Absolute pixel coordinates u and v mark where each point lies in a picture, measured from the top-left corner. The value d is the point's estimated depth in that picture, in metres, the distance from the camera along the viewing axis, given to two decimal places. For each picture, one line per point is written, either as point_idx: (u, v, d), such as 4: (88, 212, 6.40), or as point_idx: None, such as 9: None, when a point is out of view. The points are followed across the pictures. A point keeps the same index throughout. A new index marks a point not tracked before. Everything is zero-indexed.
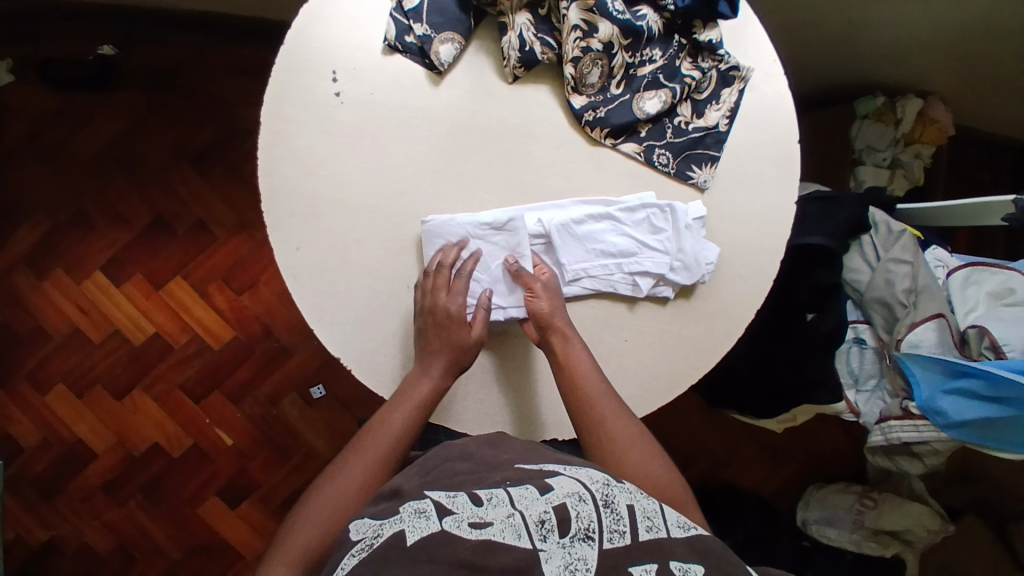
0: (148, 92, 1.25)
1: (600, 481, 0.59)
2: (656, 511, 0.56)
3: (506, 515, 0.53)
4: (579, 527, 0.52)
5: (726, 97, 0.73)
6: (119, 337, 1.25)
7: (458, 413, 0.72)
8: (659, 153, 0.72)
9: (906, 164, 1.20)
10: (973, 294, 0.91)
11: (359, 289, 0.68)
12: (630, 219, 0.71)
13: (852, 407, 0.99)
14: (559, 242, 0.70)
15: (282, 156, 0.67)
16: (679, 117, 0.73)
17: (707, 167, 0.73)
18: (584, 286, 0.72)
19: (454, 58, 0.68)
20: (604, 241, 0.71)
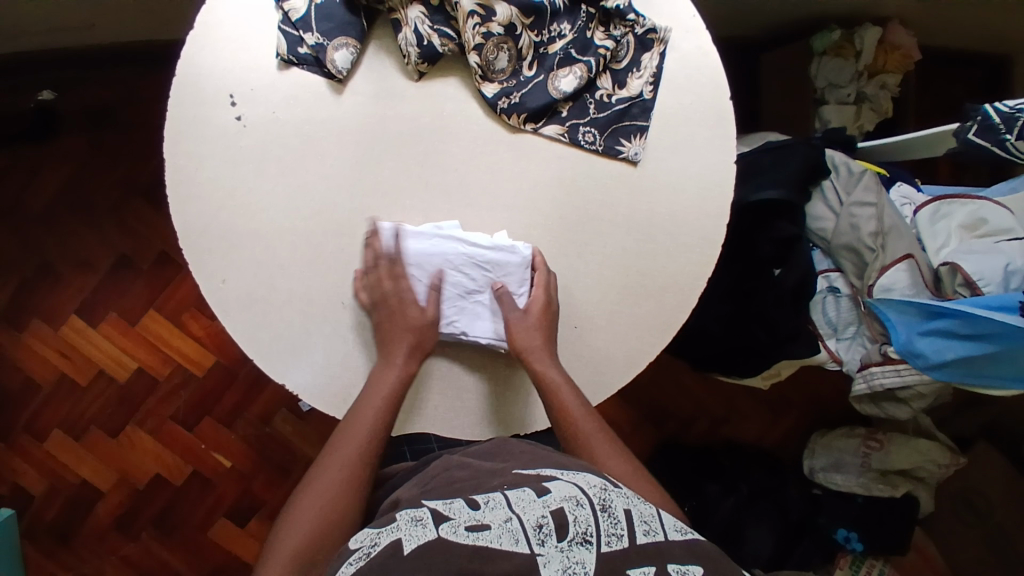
0: (91, 132, 1.24)
1: (596, 485, 0.58)
2: (653, 515, 0.55)
3: (503, 520, 0.52)
4: (577, 530, 0.51)
5: (647, 62, 0.69)
6: (104, 378, 1.26)
7: (428, 419, 0.71)
8: (584, 132, 0.69)
9: (873, 97, 1.15)
10: (943, 228, 0.87)
11: (292, 314, 0.67)
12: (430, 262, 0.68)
13: (834, 356, 0.96)
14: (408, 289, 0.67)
15: (193, 192, 0.65)
16: (600, 90, 0.69)
17: (636, 138, 0.70)
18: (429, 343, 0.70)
19: (353, 63, 0.65)
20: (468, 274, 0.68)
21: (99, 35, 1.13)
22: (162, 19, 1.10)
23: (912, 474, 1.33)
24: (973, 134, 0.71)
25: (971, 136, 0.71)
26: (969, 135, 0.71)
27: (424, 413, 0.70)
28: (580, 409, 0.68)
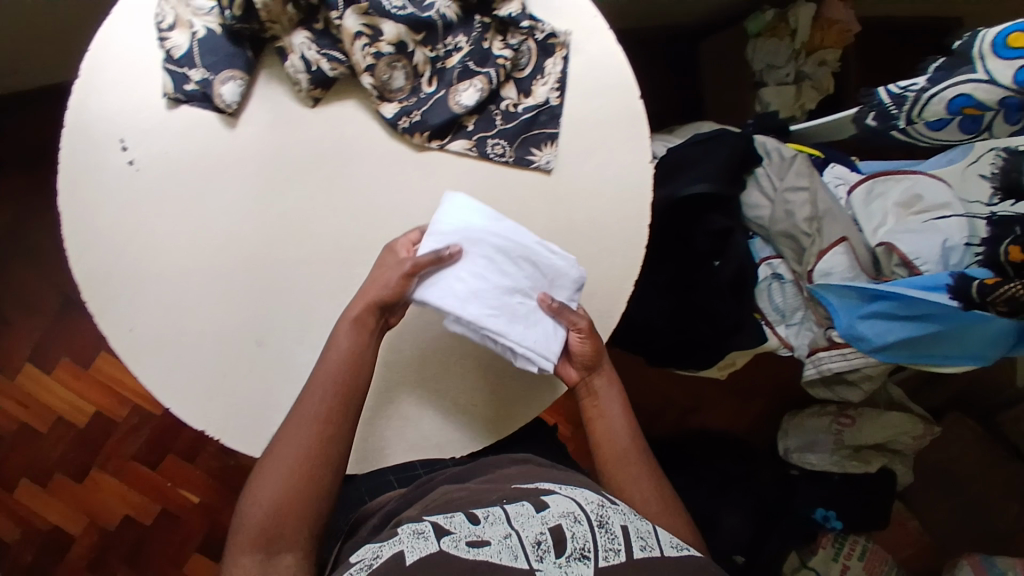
0: (27, 176, 1.22)
1: (596, 501, 0.59)
2: (650, 532, 0.56)
3: (502, 535, 0.52)
4: (575, 546, 0.51)
5: (550, 68, 0.68)
6: (63, 423, 1.24)
7: (392, 452, 0.69)
8: (492, 144, 0.68)
9: (812, 75, 1.12)
10: (879, 207, 0.85)
11: (207, 357, 0.65)
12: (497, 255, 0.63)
13: (784, 342, 0.93)
14: (475, 271, 0.62)
15: (90, 241, 0.64)
16: (505, 101, 0.68)
17: (547, 146, 0.68)
18: (466, 330, 0.63)
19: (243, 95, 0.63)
20: (528, 274, 0.64)
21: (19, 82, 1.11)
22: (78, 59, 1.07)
23: (888, 447, 1.32)
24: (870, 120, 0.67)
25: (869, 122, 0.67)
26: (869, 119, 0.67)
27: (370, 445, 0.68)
28: (626, 446, 0.69)
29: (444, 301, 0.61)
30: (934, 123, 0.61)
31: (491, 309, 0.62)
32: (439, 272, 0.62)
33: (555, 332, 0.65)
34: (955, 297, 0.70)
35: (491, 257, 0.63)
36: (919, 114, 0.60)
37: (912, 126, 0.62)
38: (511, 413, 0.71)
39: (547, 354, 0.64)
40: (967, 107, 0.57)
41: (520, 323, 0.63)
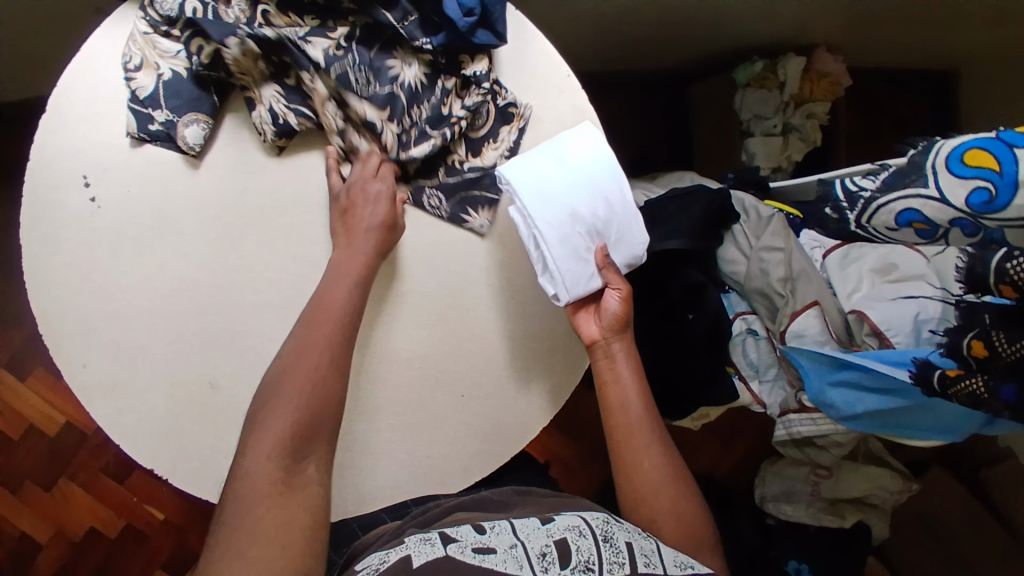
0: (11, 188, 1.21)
1: (600, 519, 0.63)
2: (653, 550, 0.60)
3: (508, 545, 0.57)
4: (579, 559, 0.56)
5: (504, 136, 0.68)
6: (35, 433, 1.24)
7: (347, 502, 0.69)
8: (429, 195, 0.68)
9: (800, 126, 1.12)
10: (854, 272, 0.83)
11: (158, 398, 0.65)
12: (589, 190, 0.65)
13: (757, 399, 0.94)
14: (562, 183, 0.65)
15: (47, 277, 0.63)
16: (451, 158, 0.68)
17: (485, 209, 0.69)
18: (522, 220, 0.65)
19: (208, 138, 0.64)
20: (605, 219, 0.66)
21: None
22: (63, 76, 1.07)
23: (865, 501, 1.30)
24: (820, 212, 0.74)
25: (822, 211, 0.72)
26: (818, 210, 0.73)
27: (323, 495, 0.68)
28: (639, 419, 0.69)
29: (524, 180, 0.64)
30: (884, 229, 0.67)
31: (552, 227, 0.64)
32: (528, 166, 0.65)
33: (593, 281, 0.66)
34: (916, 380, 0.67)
35: (579, 189, 0.65)
36: (868, 218, 0.67)
37: (863, 227, 0.69)
38: (472, 466, 0.70)
39: (577, 289, 0.65)
40: (915, 219, 0.63)
41: (569, 245, 0.64)
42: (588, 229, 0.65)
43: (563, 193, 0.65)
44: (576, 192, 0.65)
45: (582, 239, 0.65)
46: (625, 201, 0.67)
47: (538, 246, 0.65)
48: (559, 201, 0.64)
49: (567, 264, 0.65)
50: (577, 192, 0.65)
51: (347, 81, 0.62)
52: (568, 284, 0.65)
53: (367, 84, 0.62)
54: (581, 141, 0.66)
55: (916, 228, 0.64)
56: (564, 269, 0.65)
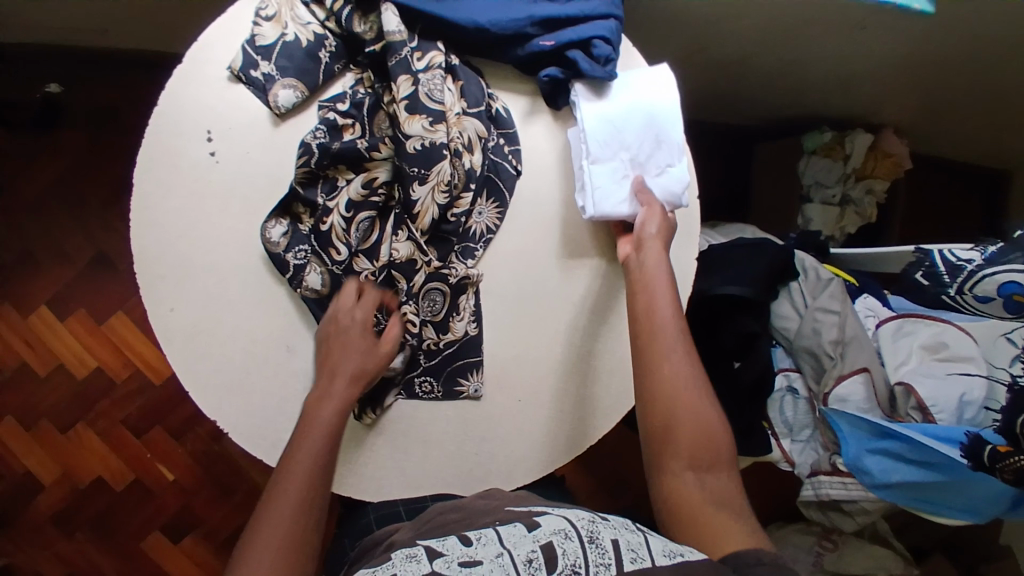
0: (92, 132, 1.23)
1: (585, 519, 0.58)
2: (640, 543, 0.55)
3: (494, 554, 0.53)
4: (566, 563, 0.51)
5: (464, 305, 0.69)
6: (63, 372, 1.24)
7: (383, 485, 0.69)
8: (419, 383, 0.70)
9: (858, 201, 1.15)
10: (905, 345, 0.86)
11: (235, 352, 0.67)
12: (642, 125, 0.69)
13: (787, 458, 0.94)
14: (618, 113, 0.69)
15: (154, 219, 0.66)
16: (427, 339, 0.70)
17: (473, 375, 0.70)
18: (574, 135, 0.70)
19: (298, 104, 0.67)
20: (648, 154, 0.69)
21: (104, 39, 1.13)
22: (173, 39, 1.11)
23: None
24: (919, 276, 0.88)
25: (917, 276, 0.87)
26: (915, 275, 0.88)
27: (364, 475, 0.69)
28: (672, 321, 0.64)
29: (586, 101, 0.69)
30: (981, 296, 0.82)
31: (596, 147, 0.68)
32: (587, 91, 0.69)
33: (625, 206, 0.68)
34: (965, 455, 0.73)
35: (631, 122, 0.68)
36: (972, 287, 0.82)
37: (961, 294, 0.84)
38: (511, 469, 0.70)
39: (602, 204, 0.68)
40: (1015, 292, 0.77)
41: (604, 165, 0.68)
42: (631, 159, 0.69)
43: (616, 119, 0.68)
44: (629, 123, 0.68)
45: (622, 165, 0.68)
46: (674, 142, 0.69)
47: (581, 162, 0.69)
48: (609, 126, 0.68)
49: (599, 181, 0.68)
50: (630, 124, 0.68)
51: (350, 245, 0.67)
52: (595, 198, 0.68)
53: (366, 246, 0.67)
54: (647, 81, 0.69)
55: (1014, 298, 0.78)
56: (595, 185, 0.68)
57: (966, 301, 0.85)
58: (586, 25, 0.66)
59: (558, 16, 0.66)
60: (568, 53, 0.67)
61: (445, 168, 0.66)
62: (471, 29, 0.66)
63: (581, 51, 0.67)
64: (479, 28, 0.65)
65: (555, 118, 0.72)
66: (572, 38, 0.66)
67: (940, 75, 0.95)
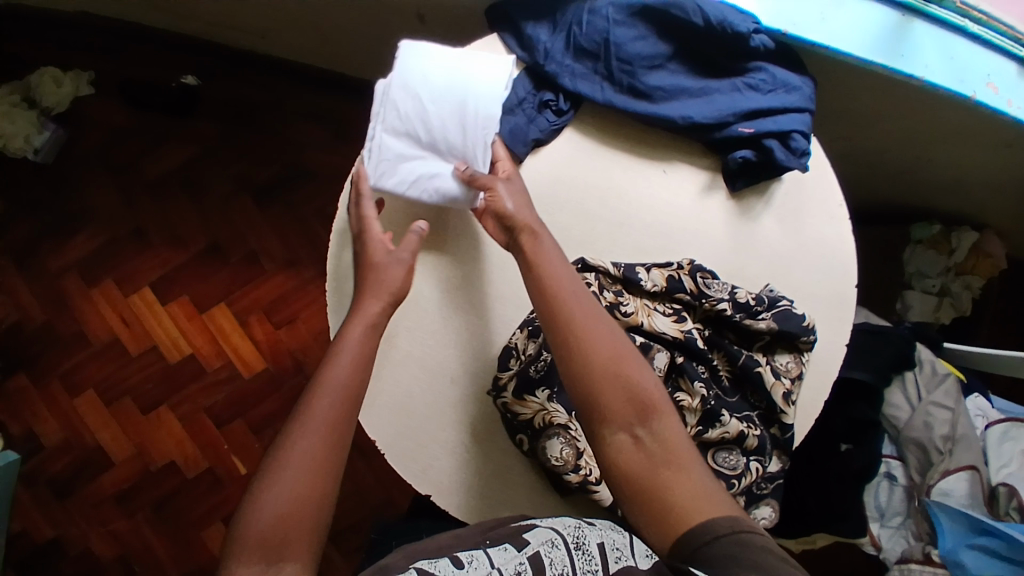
0: (219, 124, 1.28)
1: (571, 525, 0.58)
2: (625, 544, 0.55)
3: (485, 574, 0.51)
4: (555, 571, 0.51)
5: (658, 360, 0.69)
6: (155, 353, 1.26)
7: None
8: (746, 297, 0.71)
9: (956, 295, 1.16)
10: (1009, 450, 0.90)
11: (405, 376, 0.70)
12: (409, 97, 0.69)
13: (874, 540, 0.96)
14: (396, 83, 0.69)
15: (349, 244, 0.70)
16: (681, 396, 0.69)
17: (663, 355, 0.70)
18: (409, 109, 0.69)
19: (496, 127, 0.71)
20: (456, 140, 0.69)
21: (264, 43, 1.19)
22: (320, 49, 1.17)
23: None
24: None
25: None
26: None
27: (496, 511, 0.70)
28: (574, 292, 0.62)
29: (405, 68, 0.69)
30: None
31: (388, 129, 0.69)
32: (767, 176, 0.72)
33: (421, 194, 0.69)
34: None
35: (402, 94, 0.69)
36: None
37: None
38: None
39: (412, 186, 0.68)
40: None
41: (395, 142, 0.69)
42: (428, 140, 0.69)
43: (448, 108, 0.69)
44: (400, 96, 0.69)
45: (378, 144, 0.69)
46: (482, 133, 0.68)
47: (395, 136, 0.69)
48: (397, 101, 0.69)
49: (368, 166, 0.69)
50: (400, 98, 0.69)
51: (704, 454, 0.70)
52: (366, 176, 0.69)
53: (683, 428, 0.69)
54: (820, 193, 0.75)
55: None
56: (373, 176, 0.68)
57: None
58: (784, 118, 0.69)
59: (760, 108, 0.69)
60: (765, 142, 0.69)
61: None
62: (680, 122, 0.69)
63: (778, 141, 0.69)
64: (690, 123, 0.68)
65: (728, 197, 0.74)
66: (772, 128, 0.68)
67: None
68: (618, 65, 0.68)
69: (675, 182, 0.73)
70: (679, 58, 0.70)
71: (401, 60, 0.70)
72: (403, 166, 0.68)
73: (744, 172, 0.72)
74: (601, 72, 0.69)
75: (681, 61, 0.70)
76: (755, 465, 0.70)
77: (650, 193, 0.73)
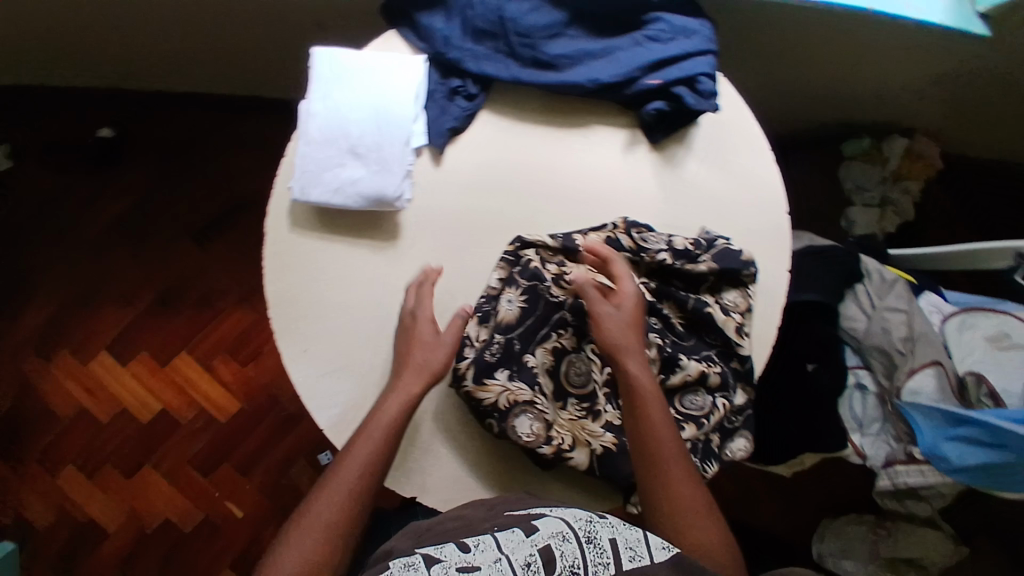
0: (145, 173, 1.26)
1: (583, 516, 0.58)
2: (639, 539, 0.55)
3: (493, 560, 0.53)
4: (564, 564, 0.52)
5: None
6: (127, 416, 1.23)
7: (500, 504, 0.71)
8: (683, 242, 0.72)
9: (897, 201, 1.20)
10: (969, 339, 0.93)
11: (368, 387, 0.69)
12: (328, 105, 0.67)
13: (858, 451, 0.99)
14: (314, 92, 0.67)
15: (284, 269, 0.69)
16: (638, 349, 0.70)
17: None
18: (329, 118, 0.67)
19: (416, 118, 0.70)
20: (383, 148, 0.67)
21: (188, 75, 1.21)
22: (234, 70, 1.17)
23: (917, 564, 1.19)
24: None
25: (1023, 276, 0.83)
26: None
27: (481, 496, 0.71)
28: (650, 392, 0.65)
29: (319, 73, 0.67)
30: None
31: (312, 140, 0.67)
32: (684, 123, 0.72)
33: (347, 201, 0.67)
34: None
35: (321, 104, 0.67)
36: None
37: None
38: None
39: (339, 194, 0.66)
40: None
41: (317, 150, 0.66)
42: (350, 147, 0.67)
43: (369, 114, 0.67)
44: (320, 106, 0.67)
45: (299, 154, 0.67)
46: (403, 141, 0.68)
47: (316, 143, 0.67)
48: (318, 110, 0.67)
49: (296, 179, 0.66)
50: (320, 108, 0.67)
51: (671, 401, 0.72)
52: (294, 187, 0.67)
53: None
54: (736, 130, 0.76)
55: None
56: (301, 187, 0.66)
57: None
58: (689, 63, 0.69)
59: (664, 58, 0.69)
60: (674, 90, 0.70)
61: (604, 404, 0.70)
62: (590, 86, 0.69)
63: (686, 87, 0.70)
64: (598, 84, 0.68)
65: (652, 149, 0.74)
66: (679, 75, 0.69)
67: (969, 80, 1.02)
68: (518, 41, 0.68)
69: (598, 147, 0.73)
70: (577, 24, 0.71)
71: (316, 65, 0.68)
72: (330, 175, 0.66)
73: (662, 124, 0.72)
74: (503, 49, 0.69)
75: (580, 26, 0.71)
76: (721, 400, 0.71)
77: (576, 160, 0.73)
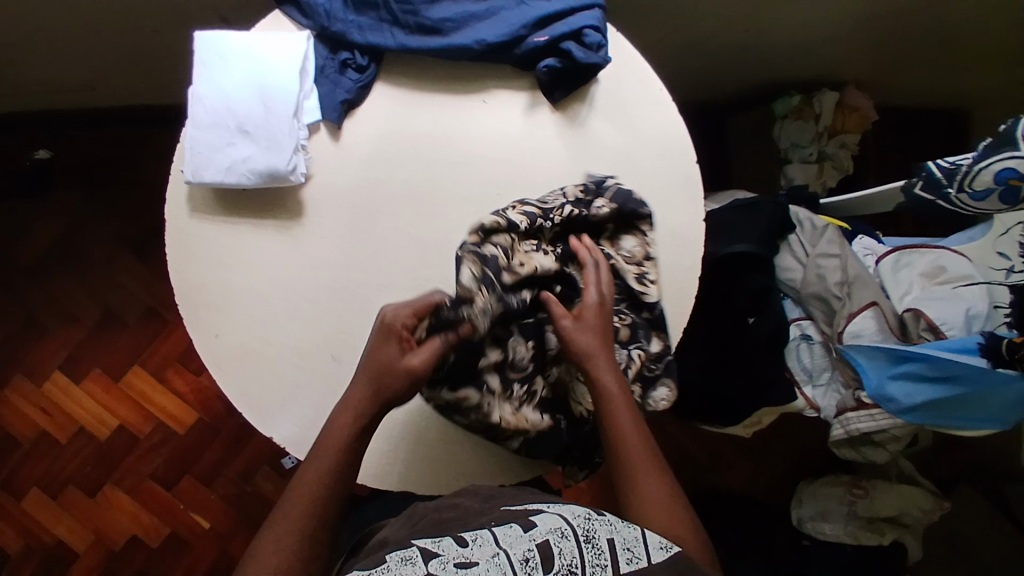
0: (83, 190, 1.25)
1: (582, 512, 0.54)
2: (638, 539, 0.52)
3: (491, 555, 0.50)
4: (562, 563, 0.49)
5: None
6: (84, 435, 1.22)
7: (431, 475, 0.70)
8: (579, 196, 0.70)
9: (833, 155, 1.20)
10: (906, 277, 0.91)
11: (282, 366, 0.68)
12: (216, 86, 0.68)
13: (811, 403, 0.98)
14: (200, 76, 0.68)
15: (189, 255, 0.69)
16: None
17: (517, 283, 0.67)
18: (217, 99, 0.68)
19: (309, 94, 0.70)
20: (273, 122, 0.67)
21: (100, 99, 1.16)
22: (156, 84, 1.13)
23: (895, 520, 1.18)
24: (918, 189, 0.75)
25: (917, 190, 0.75)
26: (916, 190, 0.75)
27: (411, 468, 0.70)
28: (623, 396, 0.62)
29: (203, 56, 0.68)
30: (980, 192, 0.69)
31: (201, 122, 0.67)
32: (578, 78, 0.73)
33: (241, 178, 0.67)
34: (985, 354, 0.79)
35: (209, 88, 0.68)
36: (969, 182, 0.69)
37: (960, 194, 0.71)
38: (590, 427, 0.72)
39: (231, 172, 0.67)
40: (1011, 177, 0.66)
41: (207, 130, 0.67)
42: (240, 125, 0.67)
43: (256, 90, 0.68)
44: (207, 90, 0.68)
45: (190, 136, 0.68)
46: (288, 112, 0.68)
47: (206, 124, 0.67)
48: (205, 93, 0.68)
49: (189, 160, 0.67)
50: (208, 91, 0.68)
51: None
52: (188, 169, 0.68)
53: None
54: (634, 82, 0.75)
55: (1013, 185, 0.66)
56: (194, 168, 0.67)
57: (964, 204, 0.71)
58: (575, 18, 0.70)
59: (547, 14, 0.70)
60: (562, 45, 0.70)
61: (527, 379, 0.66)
62: (478, 47, 0.70)
63: (574, 42, 0.70)
64: (485, 45, 0.69)
65: (553, 109, 0.74)
66: (564, 30, 0.70)
67: (883, 24, 1.02)
68: (399, 8, 0.69)
69: (499, 109, 0.73)
70: None
71: (198, 48, 0.68)
72: (222, 155, 0.67)
73: (557, 81, 0.72)
74: (387, 18, 0.70)
75: None
76: (637, 352, 0.70)
77: (477, 125, 0.73)
